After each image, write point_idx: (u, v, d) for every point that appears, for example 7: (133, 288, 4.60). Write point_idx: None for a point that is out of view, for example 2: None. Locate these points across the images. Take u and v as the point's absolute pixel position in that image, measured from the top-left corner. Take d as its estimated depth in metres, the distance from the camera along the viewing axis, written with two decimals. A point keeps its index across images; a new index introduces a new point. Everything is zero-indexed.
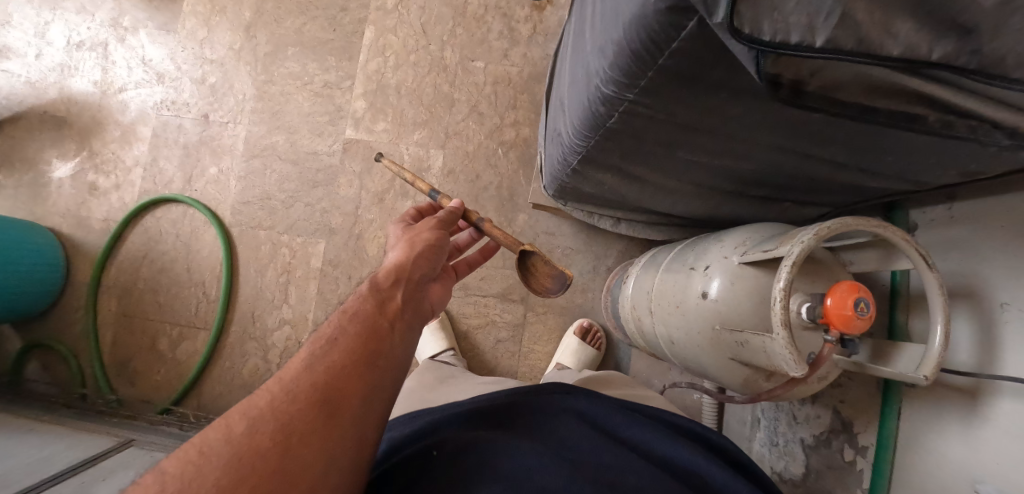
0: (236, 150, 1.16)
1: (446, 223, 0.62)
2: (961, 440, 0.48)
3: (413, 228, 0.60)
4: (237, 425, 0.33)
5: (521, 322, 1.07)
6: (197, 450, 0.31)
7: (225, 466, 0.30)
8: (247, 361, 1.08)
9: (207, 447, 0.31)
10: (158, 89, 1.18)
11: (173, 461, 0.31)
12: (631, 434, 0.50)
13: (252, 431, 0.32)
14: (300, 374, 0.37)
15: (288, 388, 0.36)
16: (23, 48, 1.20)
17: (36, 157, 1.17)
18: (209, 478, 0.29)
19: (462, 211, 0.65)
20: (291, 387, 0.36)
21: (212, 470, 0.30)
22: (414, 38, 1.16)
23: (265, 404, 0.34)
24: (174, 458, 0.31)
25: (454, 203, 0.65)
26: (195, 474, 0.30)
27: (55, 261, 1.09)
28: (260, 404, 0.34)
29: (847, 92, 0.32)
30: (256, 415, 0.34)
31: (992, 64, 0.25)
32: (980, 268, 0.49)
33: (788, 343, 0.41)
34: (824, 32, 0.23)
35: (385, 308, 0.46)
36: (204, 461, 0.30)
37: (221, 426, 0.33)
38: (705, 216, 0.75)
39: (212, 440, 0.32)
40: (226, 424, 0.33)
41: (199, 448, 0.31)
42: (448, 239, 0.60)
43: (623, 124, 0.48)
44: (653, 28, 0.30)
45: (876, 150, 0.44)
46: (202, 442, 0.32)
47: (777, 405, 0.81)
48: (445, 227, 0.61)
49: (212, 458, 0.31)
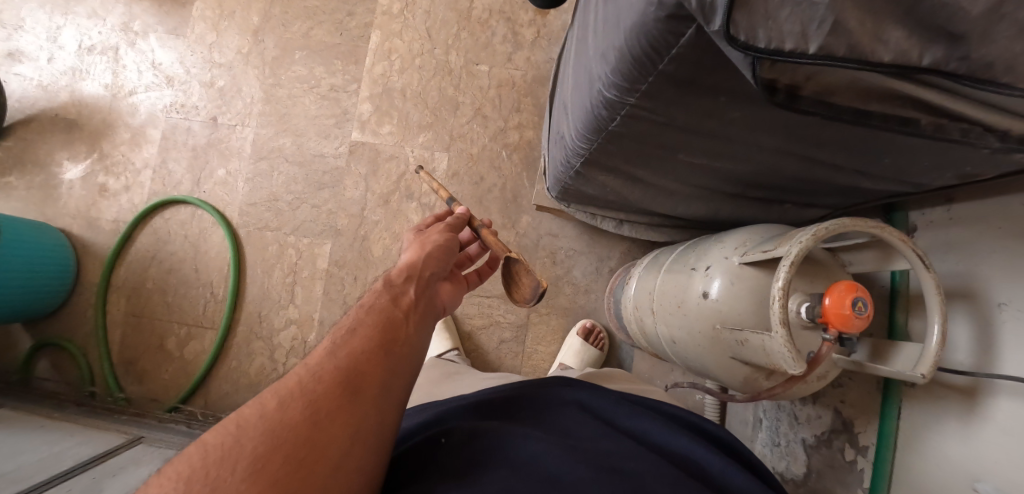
0: (244, 153, 1.18)
1: (456, 227, 0.64)
2: (959, 439, 0.49)
3: (424, 233, 0.62)
4: (269, 402, 0.35)
5: (524, 323, 1.08)
6: (234, 423, 0.33)
7: (260, 437, 0.32)
8: (254, 360, 1.10)
9: (242, 421, 0.33)
10: (168, 92, 1.20)
11: (212, 434, 0.33)
12: (630, 423, 0.51)
13: (283, 407, 0.34)
14: (324, 359, 0.39)
15: (314, 370, 0.38)
16: (36, 52, 1.22)
17: (48, 159, 1.19)
18: (245, 448, 0.31)
19: (468, 218, 0.66)
20: (316, 368, 0.38)
21: (248, 441, 0.32)
22: (419, 42, 1.18)
23: (294, 384, 0.36)
24: (213, 431, 0.33)
25: (461, 210, 0.67)
26: (233, 444, 0.32)
27: (66, 261, 1.11)
28: (289, 383, 0.36)
29: (841, 97, 0.33)
30: (286, 393, 0.35)
31: (981, 70, 0.26)
32: (978, 269, 0.50)
33: (786, 342, 0.42)
34: (817, 39, 0.24)
35: (398, 301, 0.48)
36: (240, 433, 0.32)
37: (255, 403, 0.35)
38: (706, 218, 0.76)
39: (246, 415, 0.34)
40: (259, 401, 0.35)
41: (236, 423, 0.33)
42: (457, 240, 0.61)
43: (625, 127, 0.49)
44: (653, 35, 0.31)
45: (874, 153, 0.45)
46: (238, 417, 0.34)
47: (779, 405, 0.81)
48: (455, 229, 0.63)
49: (247, 430, 0.33)
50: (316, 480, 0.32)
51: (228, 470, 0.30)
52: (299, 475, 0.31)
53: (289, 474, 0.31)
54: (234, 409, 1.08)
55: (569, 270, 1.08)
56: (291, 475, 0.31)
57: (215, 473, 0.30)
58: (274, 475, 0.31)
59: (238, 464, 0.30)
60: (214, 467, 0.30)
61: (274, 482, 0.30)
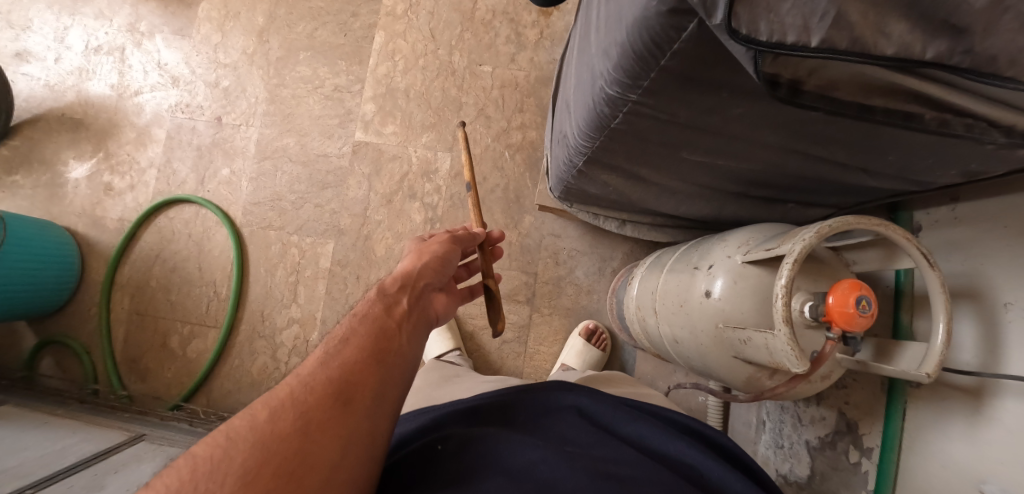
0: (248, 152, 1.18)
1: (463, 239, 0.63)
2: (964, 438, 0.49)
3: (425, 242, 0.61)
4: (260, 413, 0.35)
5: (527, 323, 1.07)
6: (224, 435, 0.33)
7: (250, 449, 0.32)
8: (256, 359, 1.10)
9: (232, 432, 0.33)
10: (173, 92, 1.21)
11: (201, 445, 0.32)
12: (629, 430, 0.51)
13: (273, 418, 0.34)
14: (316, 369, 0.39)
15: (305, 380, 0.38)
16: (43, 52, 1.24)
17: (54, 158, 1.20)
18: (235, 460, 0.31)
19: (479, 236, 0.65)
20: (308, 379, 0.38)
21: (238, 453, 0.32)
22: (423, 43, 1.19)
23: (286, 395, 0.36)
24: (202, 442, 0.33)
25: (477, 230, 0.66)
26: (222, 456, 0.32)
27: (71, 258, 1.12)
28: (280, 394, 0.36)
29: (844, 91, 0.33)
30: (277, 404, 0.35)
31: (985, 63, 0.26)
32: (983, 267, 0.50)
33: (790, 340, 0.42)
34: (819, 32, 0.24)
35: (392, 310, 0.47)
36: (230, 445, 0.32)
37: (245, 414, 0.35)
38: (709, 217, 0.76)
39: (236, 426, 0.34)
40: (250, 411, 0.35)
41: (225, 434, 0.33)
42: (457, 248, 0.61)
43: (628, 124, 0.49)
44: (655, 30, 0.31)
45: (879, 150, 0.45)
46: (228, 428, 0.34)
47: (783, 407, 0.81)
48: (459, 240, 0.62)
49: (237, 442, 0.32)
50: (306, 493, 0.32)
51: (217, 482, 0.30)
52: (288, 488, 0.31)
53: (278, 487, 0.31)
54: (236, 407, 1.09)
55: (571, 271, 1.08)
56: (281, 489, 0.31)
57: (203, 485, 0.30)
58: (263, 489, 0.30)
59: (227, 477, 0.30)
60: (202, 480, 0.30)
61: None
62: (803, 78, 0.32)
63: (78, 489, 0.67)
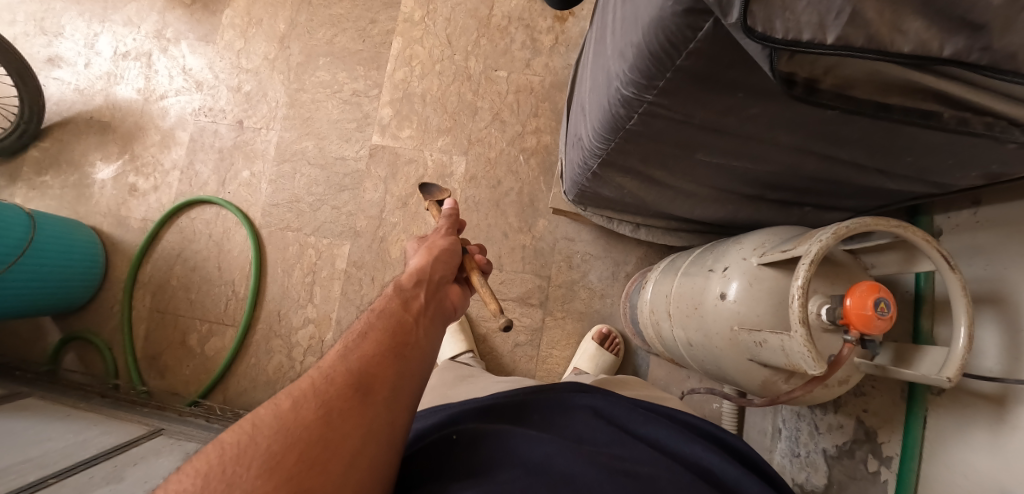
0: (268, 155, 1.21)
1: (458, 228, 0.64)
2: (987, 446, 0.47)
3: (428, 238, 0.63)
4: (283, 403, 0.35)
5: (539, 327, 1.08)
6: (250, 423, 0.34)
7: (274, 435, 0.33)
8: (272, 358, 1.12)
9: (258, 421, 0.34)
10: (197, 96, 1.25)
11: (229, 433, 0.33)
12: (645, 432, 0.50)
13: (296, 408, 0.35)
14: (336, 361, 0.40)
15: (326, 372, 0.38)
16: (74, 57, 1.29)
17: (82, 159, 1.24)
18: (261, 446, 0.32)
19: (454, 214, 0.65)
20: (328, 371, 0.38)
21: (263, 439, 0.33)
22: (439, 48, 1.21)
23: (306, 386, 0.37)
24: (230, 430, 0.34)
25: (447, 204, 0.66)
26: (248, 442, 0.32)
27: (96, 256, 1.16)
28: (301, 385, 0.37)
29: (860, 90, 0.34)
30: (299, 394, 0.36)
31: (1004, 60, 0.26)
32: (1006, 273, 0.49)
33: (806, 341, 0.41)
34: (835, 29, 0.25)
35: (409, 305, 0.49)
36: (255, 432, 0.33)
37: (269, 404, 0.36)
38: (725, 221, 0.76)
39: (262, 416, 0.35)
40: (274, 401, 0.36)
41: (251, 422, 0.34)
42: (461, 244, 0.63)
43: (642, 125, 0.49)
44: (670, 29, 0.32)
45: (897, 150, 0.45)
46: (254, 417, 0.34)
47: (799, 415, 0.79)
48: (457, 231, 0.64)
49: (263, 429, 0.33)
50: (329, 476, 0.33)
51: (244, 466, 0.31)
52: (311, 473, 0.32)
53: (302, 471, 0.32)
54: (252, 404, 1.10)
55: (585, 274, 1.08)
56: (305, 473, 0.32)
57: (232, 469, 0.31)
58: (288, 473, 0.31)
59: (253, 461, 0.31)
60: (230, 464, 0.31)
61: (289, 480, 0.31)
62: (819, 76, 0.33)
63: (98, 480, 0.69)
